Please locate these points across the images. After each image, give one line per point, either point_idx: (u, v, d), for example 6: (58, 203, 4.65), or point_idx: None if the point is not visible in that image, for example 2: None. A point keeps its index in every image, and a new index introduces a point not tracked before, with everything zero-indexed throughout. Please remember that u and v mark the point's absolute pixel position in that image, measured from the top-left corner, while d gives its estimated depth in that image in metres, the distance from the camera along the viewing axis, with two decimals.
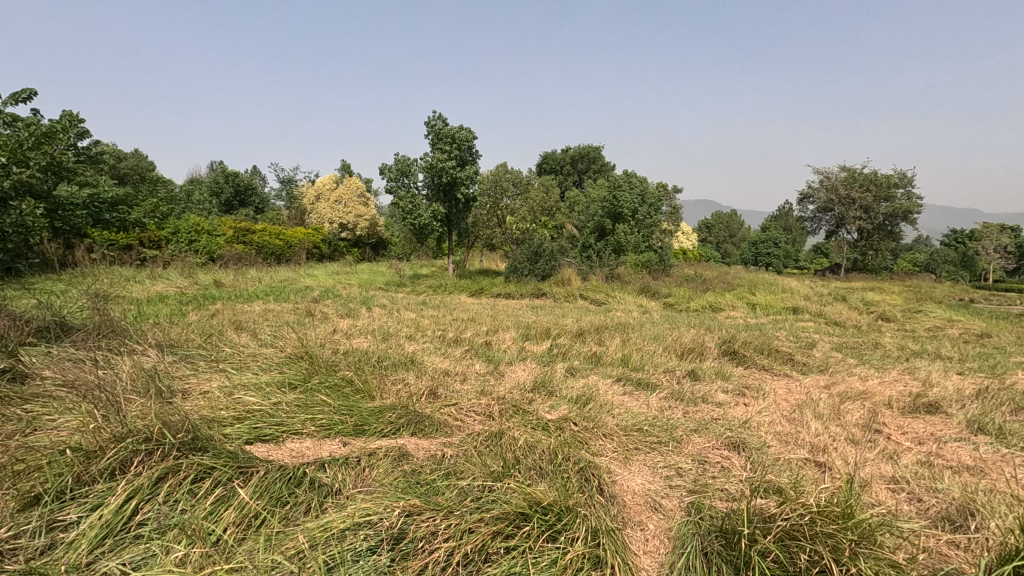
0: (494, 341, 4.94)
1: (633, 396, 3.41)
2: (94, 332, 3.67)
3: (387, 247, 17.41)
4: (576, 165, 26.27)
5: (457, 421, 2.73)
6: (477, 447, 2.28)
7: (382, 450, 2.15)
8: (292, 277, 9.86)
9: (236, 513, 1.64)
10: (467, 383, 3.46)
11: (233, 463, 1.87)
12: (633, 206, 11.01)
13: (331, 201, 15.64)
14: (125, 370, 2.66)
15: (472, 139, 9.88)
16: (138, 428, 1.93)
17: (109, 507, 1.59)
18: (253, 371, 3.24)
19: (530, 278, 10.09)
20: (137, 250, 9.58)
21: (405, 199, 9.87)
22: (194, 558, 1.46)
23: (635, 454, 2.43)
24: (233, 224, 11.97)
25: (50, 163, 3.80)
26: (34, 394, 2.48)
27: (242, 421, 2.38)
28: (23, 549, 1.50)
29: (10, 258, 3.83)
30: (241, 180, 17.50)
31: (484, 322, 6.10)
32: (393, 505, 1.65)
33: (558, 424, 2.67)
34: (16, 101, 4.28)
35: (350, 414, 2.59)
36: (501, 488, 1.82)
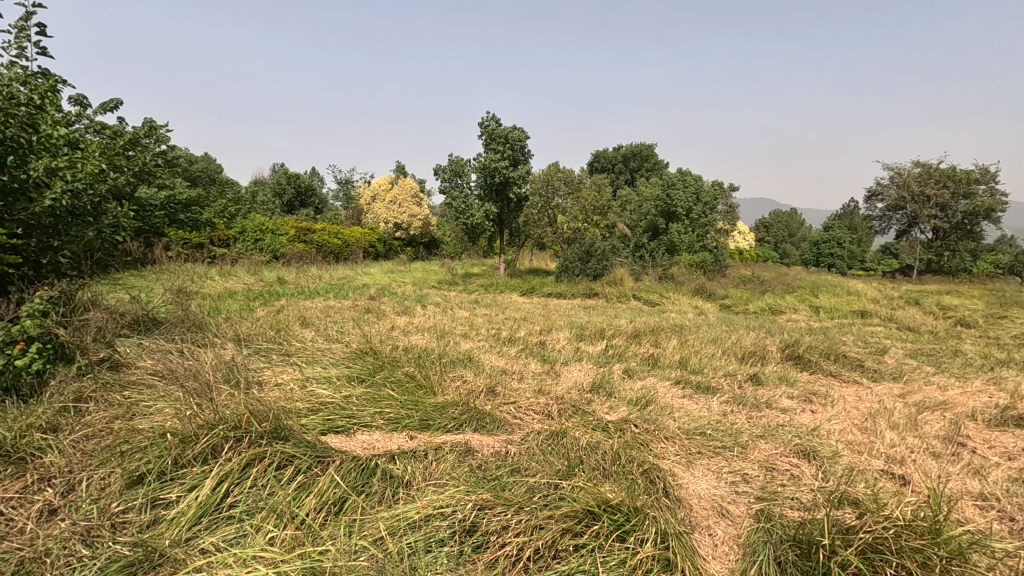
0: (549, 341, 4.95)
1: (694, 399, 3.35)
2: (177, 326, 3.94)
3: (440, 247, 17.73)
4: (628, 164, 25.98)
5: (517, 420, 2.77)
6: (539, 446, 2.31)
7: (448, 445, 2.21)
8: (349, 275, 10.20)
9: (317, 500, 1.74)
10: (524, 382, 3.50)
11: (312, 452, 1.97)
12: (687, 205, 10.74)
13: (386, 201, 16.06)
14: (210, 361, 2.85)
15: (525, 139, 9.94)
16: (227, 416, 2.07)
17: (206, 488, 1.72)
18: (322, 364, 3.39)
19: (581, 277, 10.02)
20: (208, 248, 10.17)
21: (458, 199, 10.04)
22: (283, 539, 1.56)
23: (699, 458, 2.40)
24: (295, 224, 12.51)
25: (135, 168, 4.07)
26: (132, 381, 2.71)
27: (316, 413, 2.50)
28: (132, 523, 1.65)
29: (103, 257, 4.17)
30: (302, 181, 18.26)
31: (537, 321, 6.13)
32: (465, 499, 1.70)
33: (618, 425, 2.66)
34: (104, 110, 4.66)
35: (415, 408, 2.68)
36: (569, 487, 1.84)
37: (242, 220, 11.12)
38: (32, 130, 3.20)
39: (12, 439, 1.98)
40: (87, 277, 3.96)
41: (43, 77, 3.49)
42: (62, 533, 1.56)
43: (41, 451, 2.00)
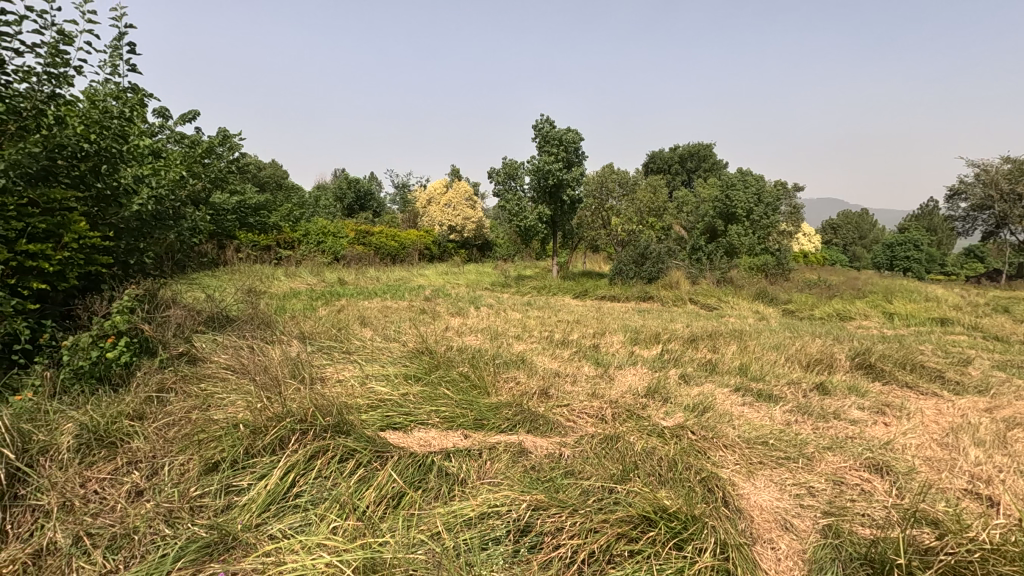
0: (602, 345, 4.90)
1: (754, 407, 3.23)
2: (248, 323, 4.17)
3: (493, 249, 17.90)
4: (685, 164, 25.36)
5: (570, 422, 2.76)
6: (593, 449, 2.29)
7: (502, 445, 2.23)
8: (406, 276, 10.48)
9: (376, 493, 1.80)
10: (577, 385, 3.48)
11: (372, 447, 2.04)
12: (748, 206, 10.35)
13: (441, 204, 16.37)
14: (277, 357, 3.00)
15: (579, 141, 9.90)
16: (294, 409, 2.17)
17: (274, 477, 1.81)
18: (380, 363, 3.50)
19: (636, 280, 9.84)
20: (275, 250, 10.70)
21: (512, 202, 10.12)
22: (346, 530, 1.62)
23: (760, 468, 2.31)
24: (355, 227, 12.97)
25: (211, 175, 4.35)
26: (208, 374, 2.89)
27: (375, 409, 2.59)
28: (208, 507, 1.76)
29: (181, 258, 4.47)
30: (362, 186, 18.93)
31: (590, 324, 6.07)
32: (519, 499, 1.72)
33: (675, 432, 2.60)
34: (184, 121, 5.01)
35: (470, 408, 2.72)
36: (625, 492, 1.82)
37: (307, 224, 11.63)
38: (124, 141, 3.49)
39: (105, 424, 2.16)
40: (168, 276, 4.26)
41: (133, 92, 3.80)
42: (148, 512, 1.69)
43: (129, 436, 2.17)
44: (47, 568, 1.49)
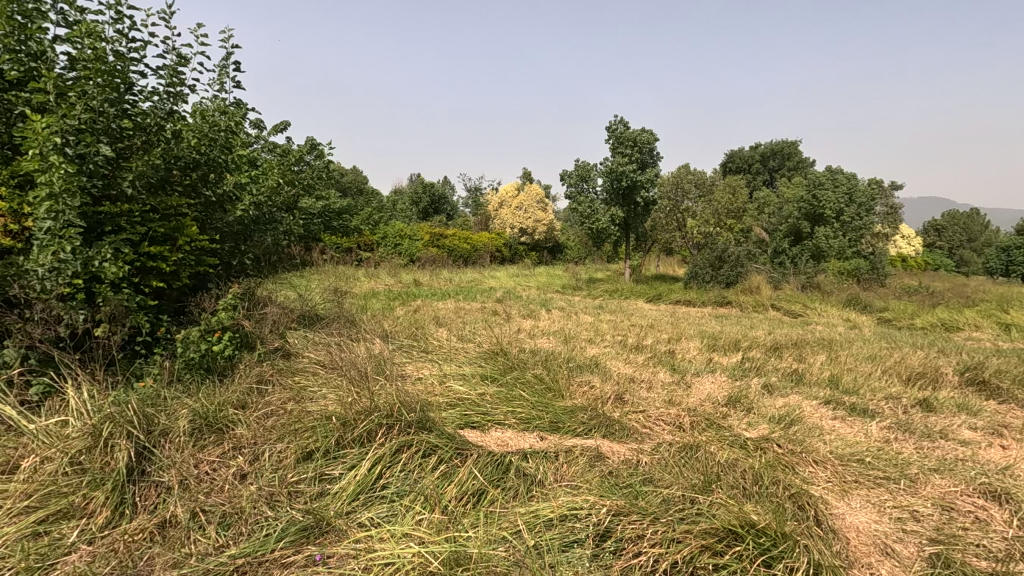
0: (678, 350, 4.77)
1: (848, 422, 3.02)
2: (334, 322, 4.42)
3: (564, 251, 17.86)
4: (767, 163, 24.16)
5: (647, 429, 2.71)
6: (672, 458, 2.24)
7: (578, 449, 2.23)
8: (478, 278, 10.68)
9: (457, 489, 1.85)
10: (653, 391, 3.41)
11: (452, 444, 2.12)
12: (838, 207, 9.70)
13: (513, 207, 16.56)
14: (362, 354, 3.16)
15: (654, 141, 9.69)
16: (380, 405, 2.28)
17: (363, 468, 1.92)
18: (457, 362, 3.59)
19: (713, 285, 9.47)
20: (356, 252, 11.26)
21: (584, 204, 10.08)
22: (431, 522, 1.69)
23: (855, 488, 2.16)
24: (429, 230, 13.39)
25: (302, 182, 4.64)
26: (301, 368, 3.09)
27: (454, 407, 2.67)
28: (304, 492, 1.88)
29: (274, 259, 4.80)
30: (437, 190, 19.52)
31: (664, 329, 5.93)
32: (599, 503, 1.72)
33: (759, 444, 2.49)
34: (276, 132, 5.38)
35: (546, 410, 2.74)
36: (707, 503, 1.76)
37: (385, 227, 12.15)
38: (228, 152, 3.80)
39: (213, 412, 2.36)
40: (263, 277, 4.59)
41: (237, 107, 4.12)
42: (253, 494, 1.84)
43: (233, 424, 2.36)
44: (170, 539, 1.66)
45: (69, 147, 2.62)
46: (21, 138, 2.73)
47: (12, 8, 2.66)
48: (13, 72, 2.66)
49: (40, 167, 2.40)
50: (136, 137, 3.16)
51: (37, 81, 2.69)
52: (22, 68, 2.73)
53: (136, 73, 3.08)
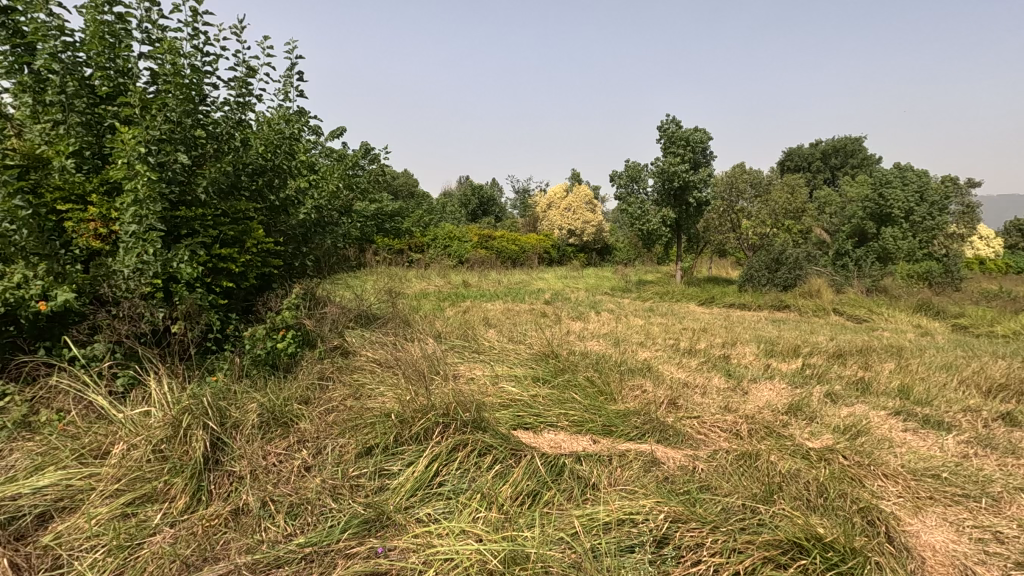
0: (733, 355, 4.63)
1: (920, 435, 2.85)
2: (389, 322, 4.54)
3: (613, 253, 17.65)
4: (828, 160, 23.08)
5: (702, 436, 2.65)
6: (729, 466, 2.18)
7: (633, 453, 2.21)
8: (526, 280, 10.72)
9: (512, 489, 1.88)
10: (708, 397, 3.32)
11: (507, 446, 2.15)
12: (907, 206, 9.15)
13: (561, 208, 16.50)
14: (417, 353, 3.24)
15: (708, 140, 9.44)
16: (437, 404, 2.33)
17: (421, 465, 1.97)
18: (508, 364, 3.62)
19: (769, 287, 9.12)
20: (407, 253, 11.52)
21: (634, 205, 9.94)
22: (488, 520, 1.71)
23: (930, 505, 2.04)
24: (478, 232, 13.55)
25: (359, 187, 4.78)
26: (359, 367, 3.20)
27: (507, 408, 2.70)
28: (364, 487, 1.95)
29: (332, 260, 4.98)
30: (485, 192, 19.71)
31: (718, 333, 5.76)
32: (656, 509, 1.70)
33: (823, 455, 2.39)
34: (333, 137, 5.57)
35: (598, 413, 2.72)
36: (770, 513, 1.71)
37: (435, 229, 12.38)
38: (291, 159, 3.97)
39: (279, 406, 2.48)
40: (321, 278, 4.76)
41: (300, 115, 4.30)
42: (318, 486, 1.92)
43: (298, 418, 2.47)
44: (243, 525, 1.76)
45: (152, 157, 2.82)
46: (109, 149, 2.95)
47: (104, 28, 2.88)
48: (104, 88, 2.89)
49: (127, 175, 2.59)
50: (208, 145, 3.37)
51: (124, 96, 2.91)
52: (111, 83, 2.95)
53: (210, 86, 3.29)
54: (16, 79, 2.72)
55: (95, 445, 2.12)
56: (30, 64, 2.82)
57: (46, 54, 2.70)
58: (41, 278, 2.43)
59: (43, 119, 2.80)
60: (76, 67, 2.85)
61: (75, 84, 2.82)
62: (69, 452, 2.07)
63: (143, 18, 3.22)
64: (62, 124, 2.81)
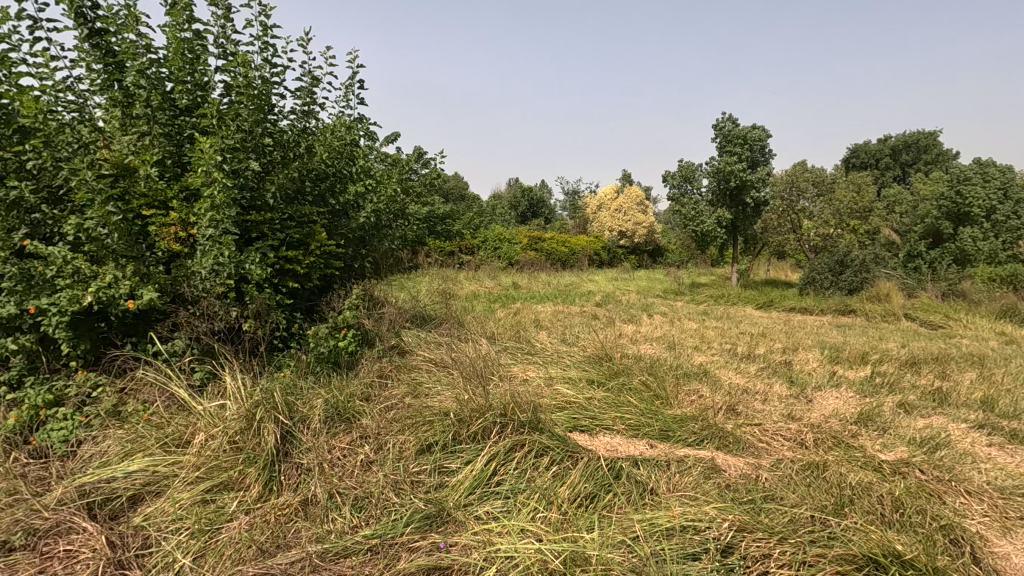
0: (796, 361, 4.45)
1: (1008, 451, 2.65)
2: (443, 322, 4.63)
3: (665, 255, 17.29)
4: (899, 156, 21.76)
5: (764, 444, 2.57)
6: (795, 475, 2.11)
7: (692, 459, 2.16)
8: (575, 282, 10.67)
9: (570, 491, 1.88)
10: (770, 403, 3.21)
11: (564, 447, 2.15)
12: (988, 204, 8.46)
13: (612, 209, 16.29)
14: (471, 354, 3.29)
15: (766, 138, 9.12)
16: (494, 404, 2.36)
17: (479, 464, 2.00)
18: (561, 366, 3.62)
19: (833, 291, 8.70)
20: (458, 255, 11.71)
21: (688, 206, 9.70)
22: (546, 521, 1.72)
23: (1021, 526, 1.90)
24: (528, 233, 13.59)
25: (415, 190, 4.89)
26: (416, 366, 3.29)
27: (563, 410, 2.70)
28: (424, 483, 2.00)
29: (388, 262, 5.13)
30: (535, 194, 19.76)
31: (779, 338, 5.54)
32: (720, 517, 1.66)
33: (897, 468, 2.26)
34: (390, 142, 5.72)
35: (655, 418, 2.68)
36: (842, 527, 1.64)
37: (485, 231, 12.52)
38: (351, 164, 4.10)
39: (343, 403, 2.58)
40: (379, 279, 4.91)
41: (359, 121, 4.44)
42: (381, 481, 1.99)
43: (360, 414, 2.56)
44: (312, 515, 1.84)
45: (227, 164, 3.00)
46: (188, 157, 3.15)
47: (184, 45, 3.09)
48: (184, 100, 3.09)
49: (205, 182, 2.76)
50: (275, 152, 3.55)
51: (201, 108, 3.10)
52: (190, 96, 3.15)
53: (278, 96, 3.46)
54: (108, 95, 2.95)
55: (176, 434, 2.27)
56: (119, 80, 3.04)
57: (135, 70, 2.91)
58: (129, 278, 2.61)
59: (131, 131, 3.02)
60: (159, 82, 3.06)
61: (159, 98, 3.03)
62: (155, 440, 2.23)
63: (218, 33, 3.42)
64: (147, 135, 3.02)
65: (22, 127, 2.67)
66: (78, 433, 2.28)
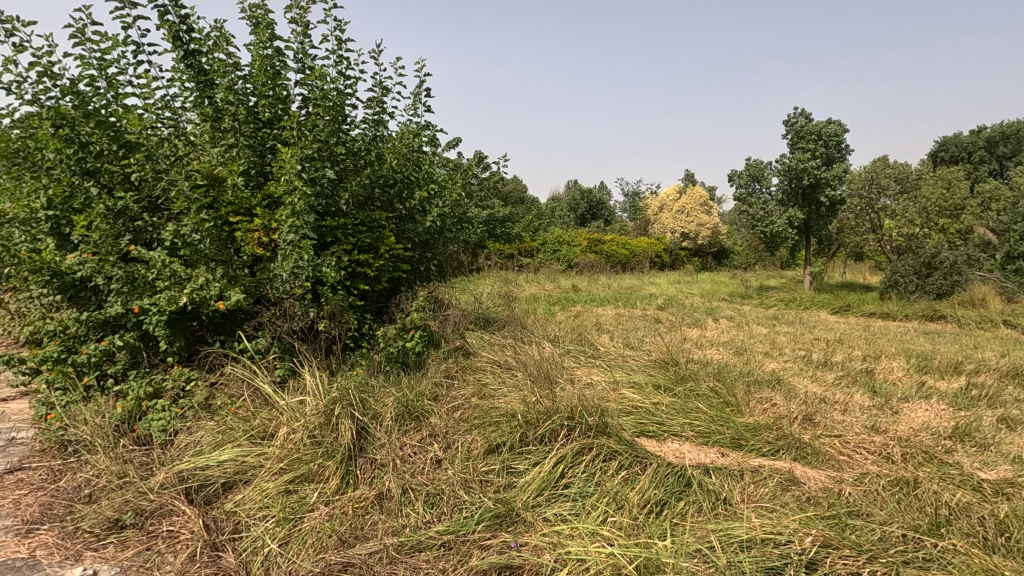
0: (878, 370, 4.17)
1: None
2: (506, 324, 4.68)
3: (730, 257, 16.68)
4: (995, 148, 19.96)
5: (844, 456, 2.43)
6: (882, 491, 1.98)
7: (767, 469, 2.08)
8: (636, 284, 10.51)
9: (640, 497, 1.86)
10: (850, 414, 3.03)
11: (633, 452, 2.12)
12: None
13: (674, 211, 15.88)
14: (535, 356, 3.30)
15: (843, 132, 8.62)
16: (561, 407, 2.36)
17: (547, 466, 2.01)
18: (626, 370, 3.57)
19: (919, 294, 8.09)
20: (517, 258, 11.81)
21: (756, 205, 9.31)
22: (617, 526, 1.71)
23: None
24: (587, 235, 13.50)
25: (478, 195, 4.97)
26: (481, 367, 3.34)
27: (629, 415, 2.67)
28: (493, 483, 2.04)
29: (451, 264, 5.23)
30: (595, 196, 19.61)
31: (859, 345, 5.21)
32: (803, 531, 1.59)
33: (1000, 489, 2.08)
34: (452, 147, 5.82)
35: (726, 425, 2.59)
36: (938, 548, 1.54)
37: (544, 234, 12.57)
38: (418, 169, 4.22)
39: (412, 401, 2.65)
40: (443, 281, 5.01)
41: (425, 128, 4.57)
42: (451, 478, 2.04)
43: (428, 413, 2.63)
44: (387, 509, 1.92)
45: (305, 173, 3.17)
46: (270, 167, 3.36)
47: (267, 62, 3.29)
48: (266, 114, 3.30)
49: (287, 191, 2.93)
50: (348, 161, 3.72)
51: (281, 120, 3.29)
52: (272, 109, 3.35)
53: (351, 106, 3.62)
54: (201, 111, 3.19)
55: (261, 427, 2.42)
56: (210, 97, 3.29)
57: (224, 87, 3.14)
58: (218, 279, 2.79)
59: (220, 144, 3.25)
60: (245, 97, 3.27)
61: (245, 112, 3.24)
62: (243, 432, 2.39)
63: (297, 49, 3.62)
64: (234, 147, 3.25)
65: (128, 142, 2.93)
66: (175, 423, 2.48)
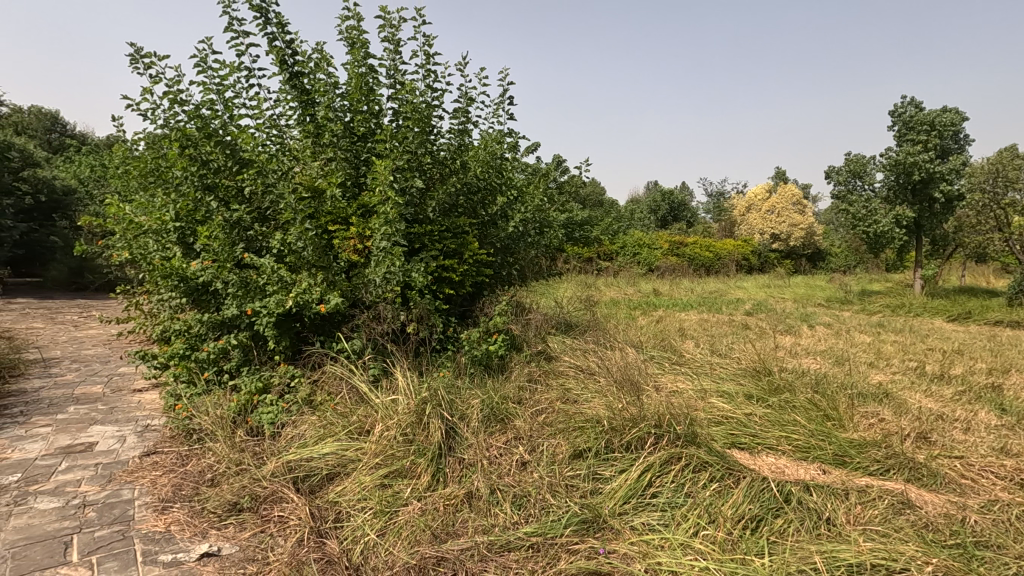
0: (1007, 386, 3.72)
1: None
2: (587, 329, 4.66)
3: (827, 259, 15.55)
4: None
5: (967, 480, 2.20)
6: (1014, 522, 1.79)
7: (876, 490, 1.93)
8: (722, 288, 10.06)
9: (733, 511, 1.79)
10: (974, 434, 2.74)
11: (724, 465, 2.04)
12: None
13: (763, 210, 15.06)
14: (617, 362, 3.26)
15: (961, 122, 7.80)
16: (648, 415, 2.32)
17: (634, 474, 1.98)
18: (714, 378, 3.44)
19: None
20: (596, 261, 11.69)
21: (857, 203, 8.62)
22: (709, 540, 1.66)
23: None
24: (669, 238, 13.10)
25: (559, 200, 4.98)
26: (563, 372, 3.35)
27: (719, 425, 2.57)
28: (579, 488, 2.04)
29: (532, 269, 5.28)
30: (677, 198, 19.01)
31: (982, 357, 4.68)
32: (922, 560, 1.48)
33: None
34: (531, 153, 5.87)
35: (828, 440, 2.42)
36: None
37: (624, 237, 12.35)
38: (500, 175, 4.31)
39: (497, 403, 2.71)
40: (524, 286, 5.07)
41: (507, 135, 4.65)
42: (538, 482, 2.06)
43: (513, 415, 2.67)
44: (476, 508, 1.98)
45: (397, 183, 3.34)
46: (364, 178, 3.57)
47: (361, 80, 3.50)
48: (361, 128, 3.50)
49: (380, 200, 3.10)
50: (434, 170, 3.87)
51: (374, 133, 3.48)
52: (366, 124, 3.56)
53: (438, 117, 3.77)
54: (303, 127, 3.45)
55: (359, 423, 2.57)
56: (311, 114, 3.54)
57: (324, 105, 3.37)
58: (319, 284, 2.99)
59: (320, 157, 3.50)
60: (341, 113, 3.50)
61: (342, 127, 3.47)
62: (342, 427, 2.55)
63: (389, 66, 3.83)
64: (333, 160, 3.48)
65: (242, 159, 3.21)
66: (282, 416, 2.68)
